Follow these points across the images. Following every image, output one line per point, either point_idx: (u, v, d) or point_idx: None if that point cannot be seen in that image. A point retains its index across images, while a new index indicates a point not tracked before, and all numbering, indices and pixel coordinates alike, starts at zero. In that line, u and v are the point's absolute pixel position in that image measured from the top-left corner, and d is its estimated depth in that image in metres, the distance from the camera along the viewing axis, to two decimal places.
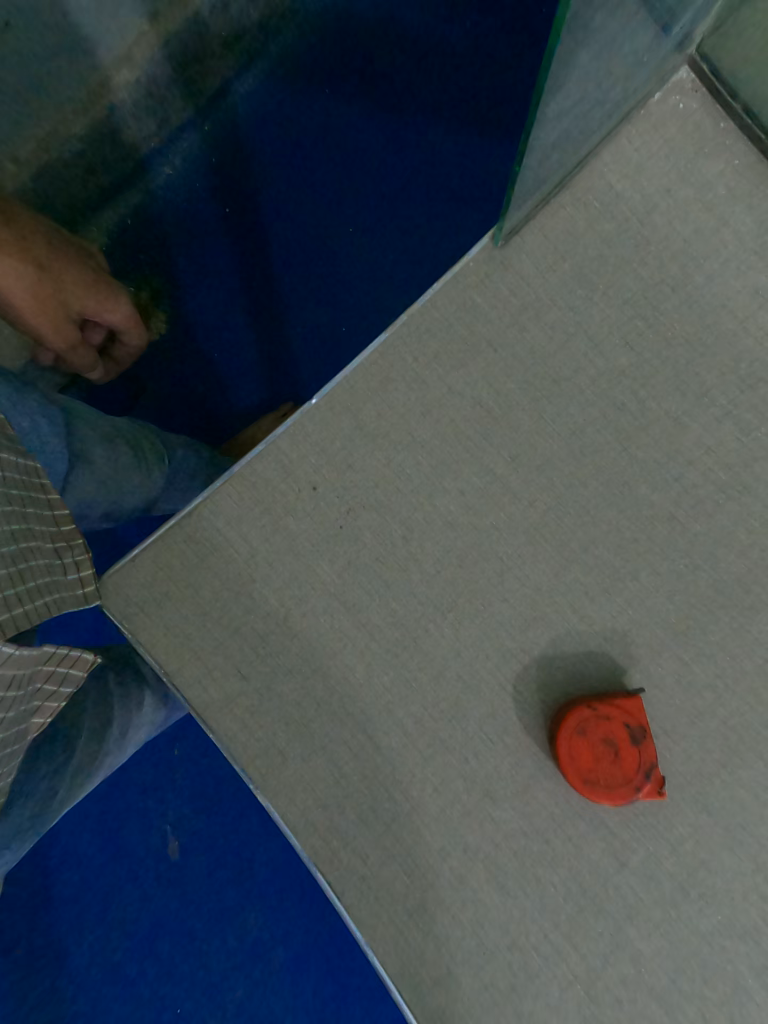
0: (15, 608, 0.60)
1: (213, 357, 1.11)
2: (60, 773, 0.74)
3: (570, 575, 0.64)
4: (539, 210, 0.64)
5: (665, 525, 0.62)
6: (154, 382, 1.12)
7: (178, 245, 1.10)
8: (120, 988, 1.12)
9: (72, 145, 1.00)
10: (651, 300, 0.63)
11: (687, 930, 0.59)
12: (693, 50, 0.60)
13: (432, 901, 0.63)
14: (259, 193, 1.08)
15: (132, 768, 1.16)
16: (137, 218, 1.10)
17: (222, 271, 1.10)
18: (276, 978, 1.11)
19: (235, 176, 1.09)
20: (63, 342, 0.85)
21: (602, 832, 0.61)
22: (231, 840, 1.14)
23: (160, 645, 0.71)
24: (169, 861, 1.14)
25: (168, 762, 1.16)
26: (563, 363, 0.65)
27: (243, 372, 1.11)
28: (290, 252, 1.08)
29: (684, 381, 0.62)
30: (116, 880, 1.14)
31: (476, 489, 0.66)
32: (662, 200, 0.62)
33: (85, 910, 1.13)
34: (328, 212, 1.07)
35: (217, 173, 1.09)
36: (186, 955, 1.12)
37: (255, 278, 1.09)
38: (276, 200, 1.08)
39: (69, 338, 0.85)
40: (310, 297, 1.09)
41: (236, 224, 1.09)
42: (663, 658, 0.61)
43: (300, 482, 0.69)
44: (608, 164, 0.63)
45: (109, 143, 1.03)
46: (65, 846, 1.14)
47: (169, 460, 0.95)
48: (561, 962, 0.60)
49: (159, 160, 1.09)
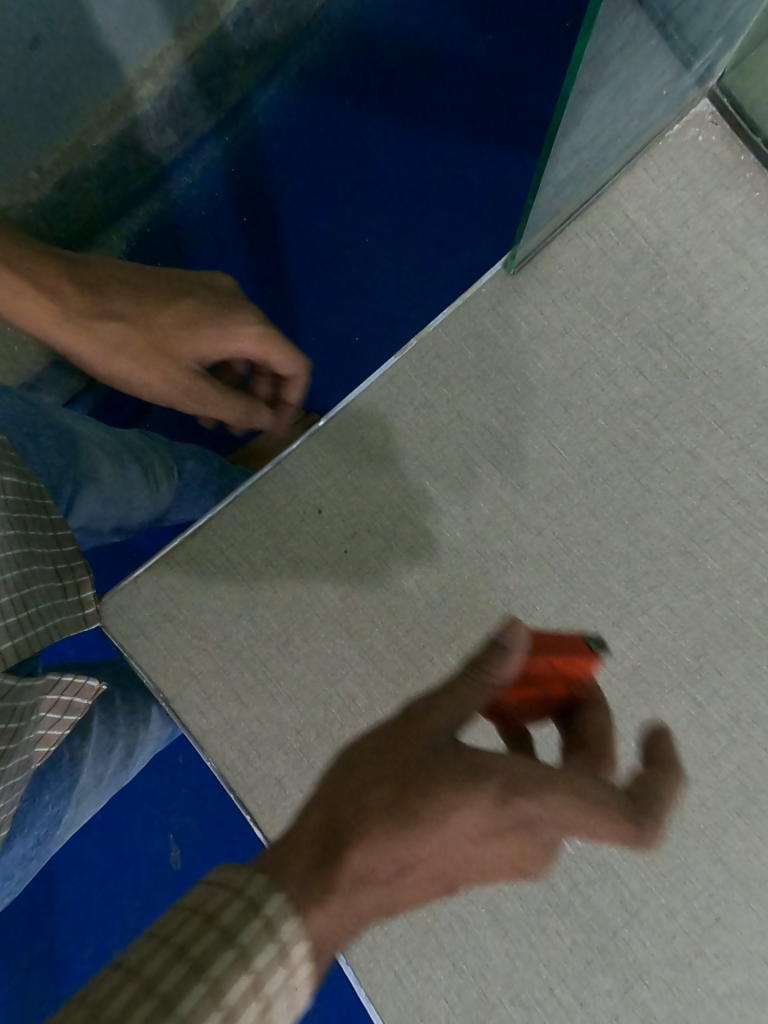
0: (17, 636, 0.57)
1: None
2: (61, 794, 0.72)
3: (580, 607, 0.62)
4: (553, 239, 0.64)
5: (679, 560, 0.61)
6: None
7: (193, 252, 1.09)
8: None
9: (93, 156, 0.99)
10: (667, 332, 0.62)
11: (701, 990, 0.56)
12: (713, 84, 0.61)
13: (433, 946, 0.60)
14: (278, 203, 1.09)
15: (136, 777, 1.14)
16: (156, 226, 1.09)
17: (239, 279, 1.09)
18: None
19: (254, 187, 1.09)
20: (164, 391, 0.66)
21: (611, 880, 0.58)
22: (235, 853, 1.10)
23: (160, 667, 0.70)
24: (172, 873, 1.11)
25: (173, 769, 1.14)
26: (575, 392, 0.64)
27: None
28: (307, 262, 1.08)
29: (698, 414, 0.61)
30: (118, 892, 1.12)
31: (484, 516, 0.65)
32: (679, 231, 0.62)
33: (86, 923, 1.11)
34: (345, 225, 1.08)
35: (237, 183, 1.09)
36: None
37: (272, 286, 1.09)
38: (295, 211, 1.09)
39: (167, 382, 0.65)
40: (327, 308, 1.08)
41: (254, 233, 1.09)
42: (675, 699, 0.60)
43: (305, 504, 0.69)
44: (625, 193, 0.62)
45: (131, 154, 1.03)
46: (67, 856, 1.13)
47: (178, 472, 0.94)
48: (567, 1018, 0.57)
49: (180, 169, 1.09)
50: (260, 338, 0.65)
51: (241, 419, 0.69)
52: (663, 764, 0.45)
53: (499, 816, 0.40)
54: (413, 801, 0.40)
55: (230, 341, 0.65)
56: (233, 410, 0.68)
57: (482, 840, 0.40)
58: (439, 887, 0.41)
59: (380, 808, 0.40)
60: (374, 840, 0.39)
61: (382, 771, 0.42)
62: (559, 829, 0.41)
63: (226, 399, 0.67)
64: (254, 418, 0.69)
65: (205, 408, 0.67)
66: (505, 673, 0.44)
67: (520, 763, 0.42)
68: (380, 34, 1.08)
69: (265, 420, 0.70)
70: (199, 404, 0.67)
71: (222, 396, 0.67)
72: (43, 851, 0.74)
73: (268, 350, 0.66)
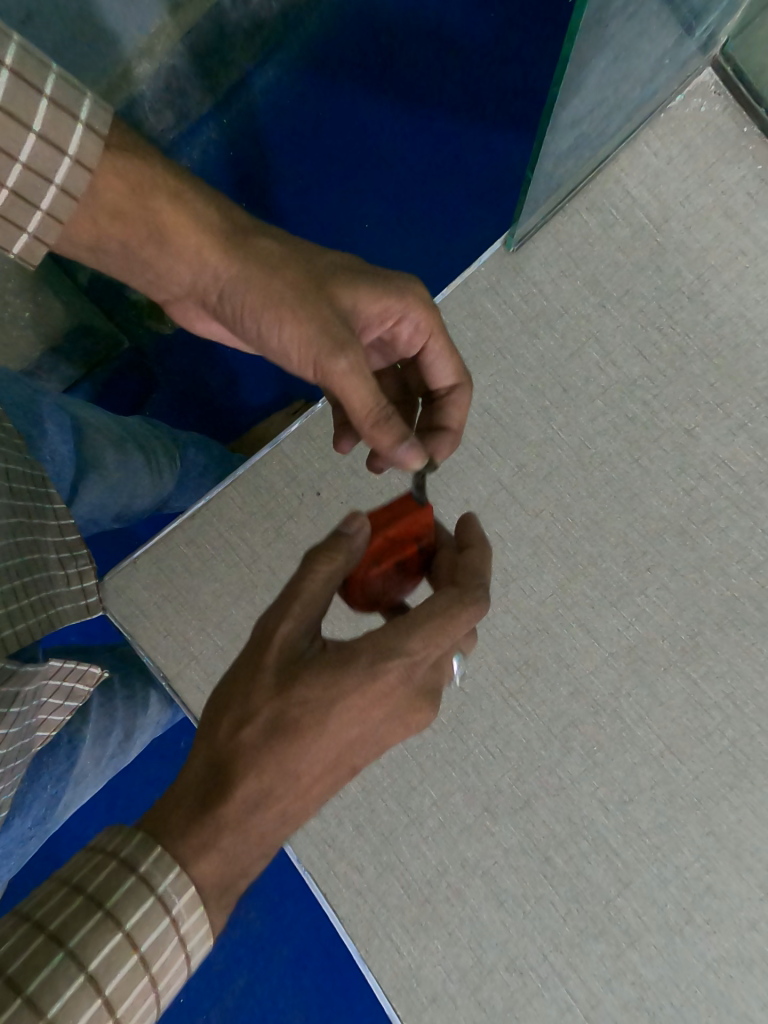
0: (18, 624, 0.57)
1: (227, 354, 1.15)
2: (62, 774, 0.73)
3: (577, 588, 0.63)
4: (553, 218, 0.63)
5: (676, 540, 0.61)
6: (167, 378, 1.16)
7: None
8: None
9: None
10: (667, 310, 0.62)
11: (692, 957, 0.57)
12: (717, 51, 0.59)
13: (429, 917, 0.62)
14: (276, 186, 1.07)
15: (139, 760, 1.16)
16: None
17: None
18: None
19: (252, 170, 1.07)
20: (300, 340, 0.48)
21: (605, 853, 0.59)
22: None
23: (160, 649, 0.71)
24: None
25: (176, 754, 1.15)
26: (574, 372, 0.64)
27: (255, 371, 1.13)
28: None
29: (697, 394, 0.61)
30: None
31: (482, 498, 0.65)
32: (680, 207, 0.61)
33: None
34: (344, 208, 1.06)
35: (236, 167, 1.07)
36: None
37: None
38: (293, 193, 1.07)
39: (308, 324, 0.48)
40: None
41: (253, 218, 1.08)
42: (671, 676, 0.60)
43: (304, 488, 0.70)
44: (626, 169, 0.61)
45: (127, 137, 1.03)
46: (72, 836, 1.15)
47: (179, 458, 0.95)
48: (560, 984, 0.59)
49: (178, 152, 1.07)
50: (430, 311, 0.52)
51: (373, 418, 0.48)
52: (474, 545, 0.51)
53: (373, 689, 0.43)
54: (289, 717, 0.42)
55: (395, 306, 0.51)
56: (369, 393, 0.48)
57: (360, 719, 0.43)
58: (338, 770, 0.44)
59: (256, 737, 0.41)
60: (257, 766, 0.41)
61: (252, 700, 0.42)
62: (426, 661, 0.44)
63: (366, 371, 0.48)
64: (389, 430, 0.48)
65: (336, 375, 0.48)
66: (351, 554, 0.45)
67: (380, 631, 0.44)
68: (378, 6, 1.05)
69: (402, 450, 0.49)
70: (330, 363, 0.47)
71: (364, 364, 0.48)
72: (42, 831, 0.74)
73: (433, 326, 0.52)
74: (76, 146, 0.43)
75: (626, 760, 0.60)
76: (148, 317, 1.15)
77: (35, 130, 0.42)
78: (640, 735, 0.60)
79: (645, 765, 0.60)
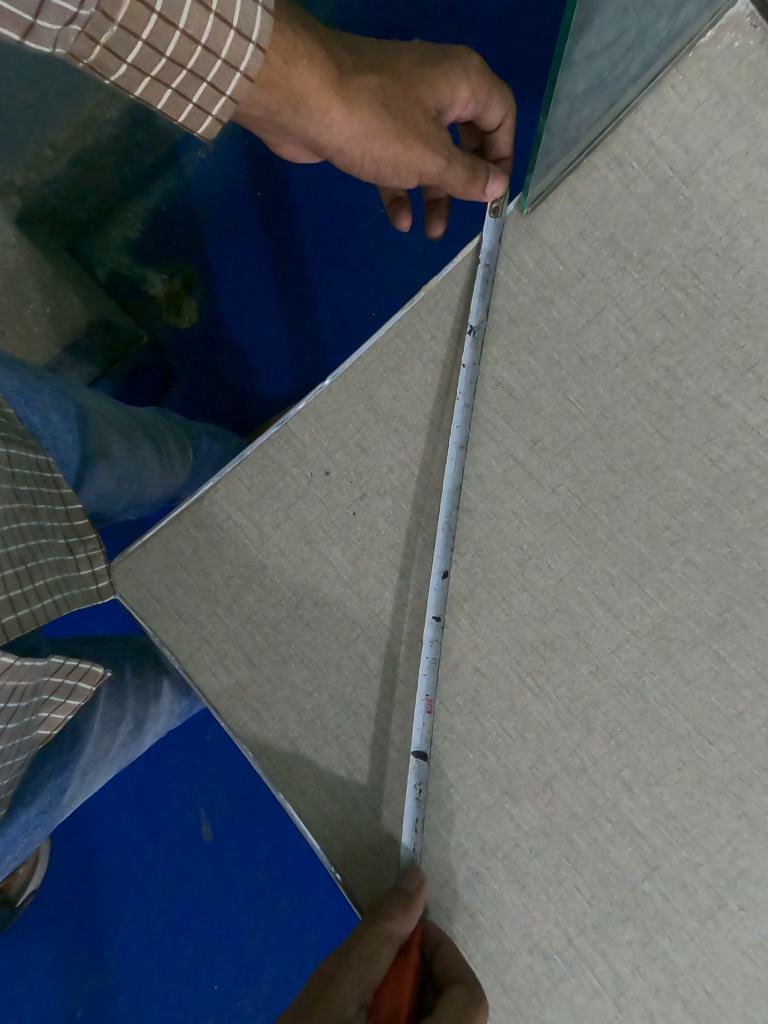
0: (21, 609, 0.56)
1: (242, 344, 1.12)
2: (70, 769, 0.74)
3: (596, 566, 0.60)
4: (570, 174, 0.60)
5: (703, 513, 0.58)
6: (186, 371, 1.15)
7: (209, 231, 1.09)
8: (156, 962, 1.12)
9: (106, 130, 1.02)
10: (692, 269, 0.58)
11: (725, 940, 0.56)
12: None
13: (449, 899, 0.62)
14: (291, 175, 1.06)
15: (168, 750, 1.16)
16: (169, 205, 1.09)
17: (254, 259, 1.09)
18: (309, 961, 1.08)
19: (268, 163, 1.06)
20: (417, 164, 0.61)
21: (631, 836, 0.58)
22: (263, 824, 1.12)
23: (171, 635, 0.69)
24: (203, 843, 1.14)
25: (202, 746, 1.16)
26: (592, 340, 0.61)
27: (273, 360, 1.12)
28: (322, 234, 1.07)
29: (725, 358, 0.58)
30: (152, 859, 1.15)
31: (495, 474, 0.63)
32: (709, 155, 0.57)
33: (124, 886, 1.15)
34: (361, 195, 1.05)
35: (251, 160, 1.06)
36: (222, 934, 1.11)
37: (286, 261, 1.09)
38: (308, 180, 1.06)
39: (423, 150, 0.61)
40: (341, 283, 1.08)
41: (269, 211, 1.07)
42: (698, 654, 0.58)
43: (312, 467, 0.68)
44: (649, 117, 0.57)
45: (143, 130, 1.03)
46: (102, 822, 1.16)
47: (193, 450, 0.95)
48: (588, 969, 0.58)
49: (191, 145, 1.05)
50: (484, 76, 0.63)
51: (468, 187, 0.63)
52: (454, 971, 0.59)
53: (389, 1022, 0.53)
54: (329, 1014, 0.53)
55: (464, 86, 0.63)
56: (463, 176, 0.62)
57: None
58: None
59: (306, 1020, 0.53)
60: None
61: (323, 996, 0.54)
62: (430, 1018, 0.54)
63: (461, 154, 0.62)
64: (477, 185, 0.63)
65: (444, 177, 0.62)
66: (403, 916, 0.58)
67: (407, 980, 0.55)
68: None
69: (490, 187, 0.63)
70: (442, 170, 0.62)
71: (458, 153, 0.62)
72: (49, 819, 0.74)
73: (488, 97, 0.65)
74: (258, 32, 0.50)
75: (652, 741, 0.58)
76: (166, 311, 1.13)
77: (233, 26, 0.49)
78: (667, 716, 0.58)
79: (671, 746, 0.58)
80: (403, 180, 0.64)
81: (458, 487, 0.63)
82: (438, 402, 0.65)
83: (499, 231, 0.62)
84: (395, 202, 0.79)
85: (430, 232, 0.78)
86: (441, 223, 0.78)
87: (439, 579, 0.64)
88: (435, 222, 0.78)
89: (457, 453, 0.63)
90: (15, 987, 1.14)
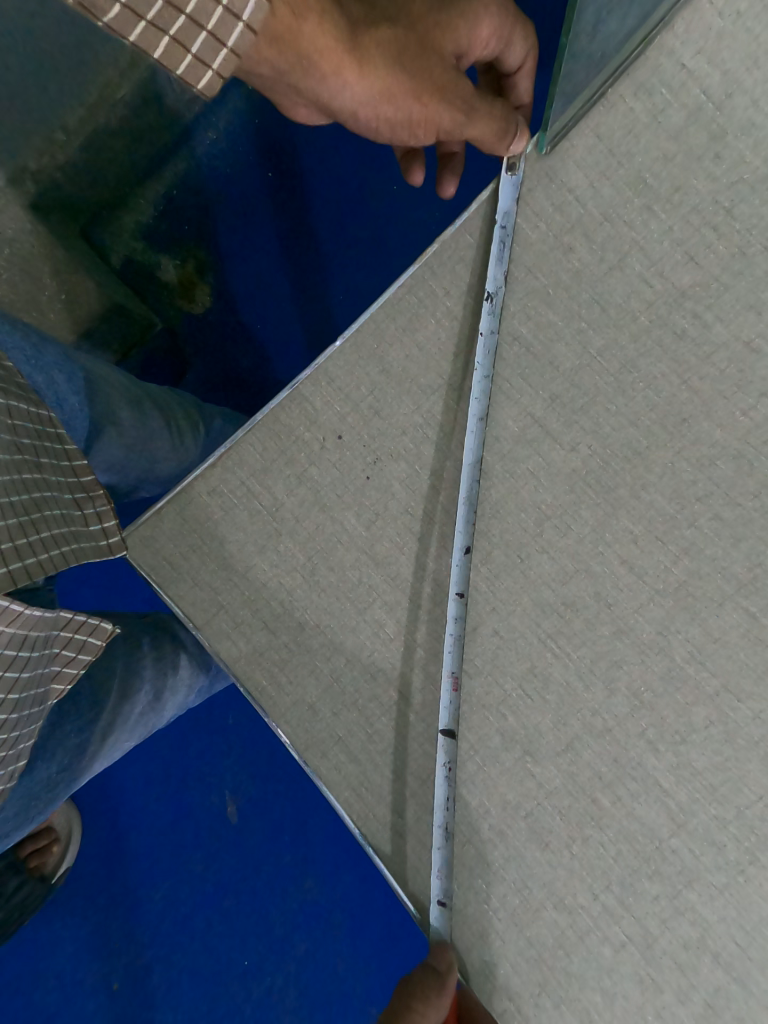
0: (27, 558, 0.54)
1: (256, 328, 1.09)
2: (90, 733, 0.75)
3: (619, 524, 0.58)
4: (593, 105, 0.56)
5: (733, 466, 0.56)
6: (199, 357, 1.11)
7: (221, 213, 1.06)
8: (186, 932, 1.16)
9: (117, 110, 1.00)
10: (725, 205, 0.55)
11: (755, 894, 0.55)
12: None
13: (472, 856, 0.62)
14: (302, 153, 1.03)
15: (190, 728, 1.18)
16: (182, 187, 1.05)
17: (267, 240, 1.06)
18: (337, 938, 1.11)
19: (279, 142, 1.03)
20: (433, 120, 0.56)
21: (657, 794, 0.57)
22: (287, 805, 1.14)
23: (186, 602, 0.69)
24: (229, 823, 1.16)
25: (224, 729, 1.17)
26: (615, 287, 0.58)
27: (288, 344, 1.08)
28: (336, 211, 1.04)
29: (760, 299, 0.55)
30: (177, 829, 1.17)
31: (514, 433, 0.61)
32: (746, 76, 0.53)
33: (153, 856, 1.18)
34: (373, 172, 1.02)
35: (262, 139, 1.03)
36: (249, 909, 1.14)
37: (299, 240, 1.05)
38: (320, 157, 1.03)
39: (441, 104, 0.56)
40: (355, 262, 1.04)
41: (281, 190, 1.04)
42: (727, 611, 0.56)
43: (325, 431, 0.66)
44: (682, 35, 0.53)
45: (154, 108, 1.01)
46: (127, 791, 1.19)
47: (205, 430, 0.93)
48: (613, 922, 0.58)
49: (202, 125, 1.03)
50: (503, 11, 0.58)
51: (495, 145, 0.58)
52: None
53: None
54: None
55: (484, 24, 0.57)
56: (488, 131, 0.57)
57: None
58: None
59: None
60: None
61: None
62: None
63: (483, 107, 0.56)
64: (503, 143, 0.57)
65: (464, 132, 0.57)
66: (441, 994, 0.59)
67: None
68: None
69: (514, 146, 0.58)
70: (463, 126, 0.57)
71: (480, 106, 0.56)
72: (70, 781, 0.75)
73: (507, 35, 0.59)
74: None
75: (677, 700, 0.57)
76: (179, 298, 1.09)
77: None
78: (694, 673, 0.57)
79: (698, 704, 0.57)
80: (419, 138, 0.59)
81: (479, 461, 0.61)
82: (458, 367, 0.63)
83: (517, 189, 0.59)
84: (406, 156, 0.75)
85: (442, 189, 0.74)
86: (453, 179, 0.74)
87: (461, 556, 0.62)
88: (447, 179, 0.74)
89: (477, 427, 0.62)
90: (48, 945, 1.18)
